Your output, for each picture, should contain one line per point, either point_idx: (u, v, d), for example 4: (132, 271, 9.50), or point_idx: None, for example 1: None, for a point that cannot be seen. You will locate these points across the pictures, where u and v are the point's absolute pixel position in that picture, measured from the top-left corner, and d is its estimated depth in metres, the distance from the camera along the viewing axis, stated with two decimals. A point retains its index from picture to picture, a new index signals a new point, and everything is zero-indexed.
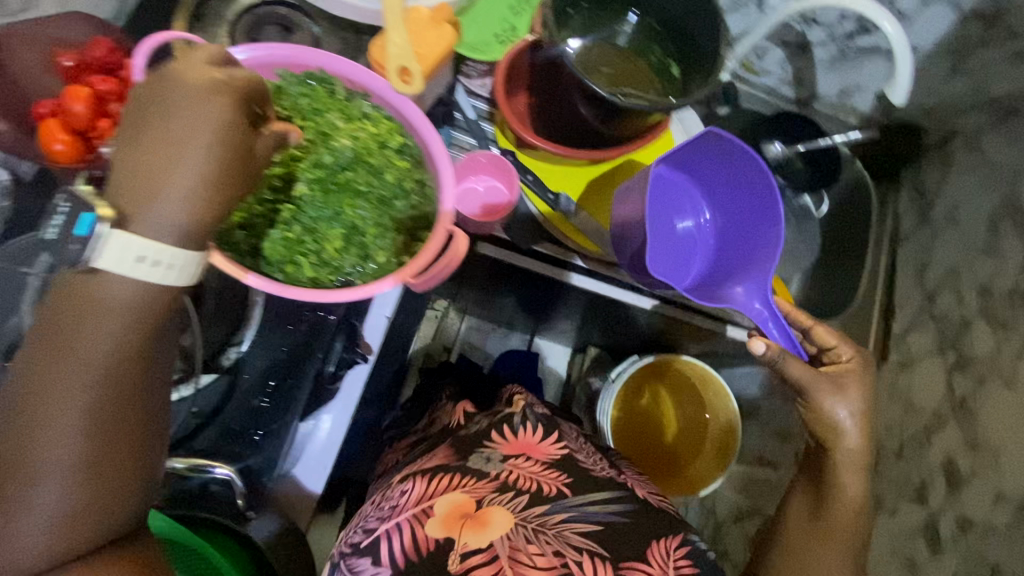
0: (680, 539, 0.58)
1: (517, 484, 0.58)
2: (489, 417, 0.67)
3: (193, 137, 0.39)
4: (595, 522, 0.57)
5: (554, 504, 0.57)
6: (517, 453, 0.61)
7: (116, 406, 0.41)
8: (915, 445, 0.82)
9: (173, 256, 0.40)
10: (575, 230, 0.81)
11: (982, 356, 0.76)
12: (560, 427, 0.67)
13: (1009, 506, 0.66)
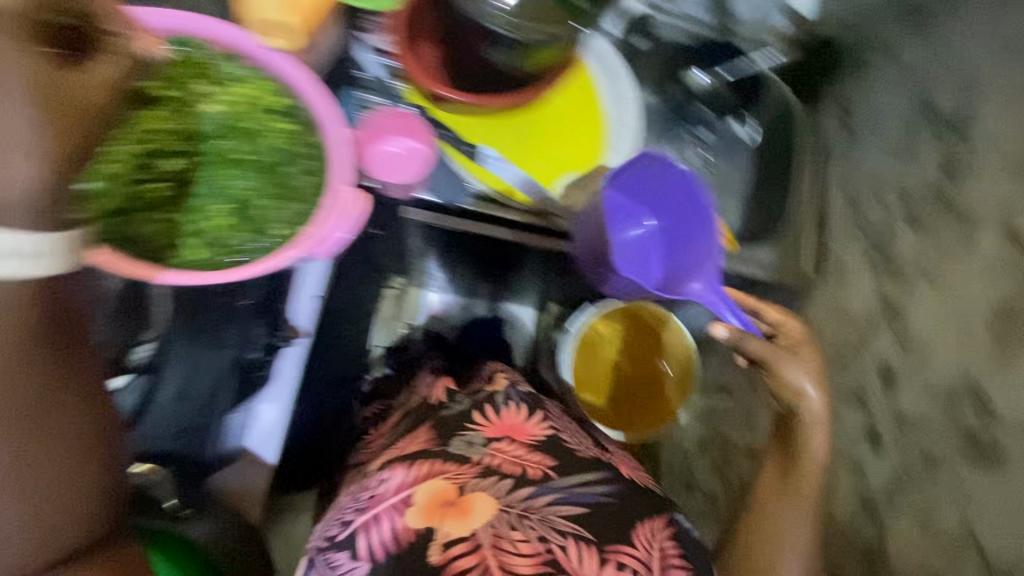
0: (665, 521, 0.66)
1: (501, 466, 0.66)
2: (470, 398, 0.76)
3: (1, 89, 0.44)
4: (579, 506, 0.64)
5: (539, 487, 0.64)
6: (499, 434, 0.70)
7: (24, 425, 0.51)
8: (852, 353, 0.84)
9: (37, 247, 0.46)
10: (497, 180, 0.80)
11: (907, 259, 0.79)
12: (544, 407, 0.76)
13: (940, 397, 0.70)
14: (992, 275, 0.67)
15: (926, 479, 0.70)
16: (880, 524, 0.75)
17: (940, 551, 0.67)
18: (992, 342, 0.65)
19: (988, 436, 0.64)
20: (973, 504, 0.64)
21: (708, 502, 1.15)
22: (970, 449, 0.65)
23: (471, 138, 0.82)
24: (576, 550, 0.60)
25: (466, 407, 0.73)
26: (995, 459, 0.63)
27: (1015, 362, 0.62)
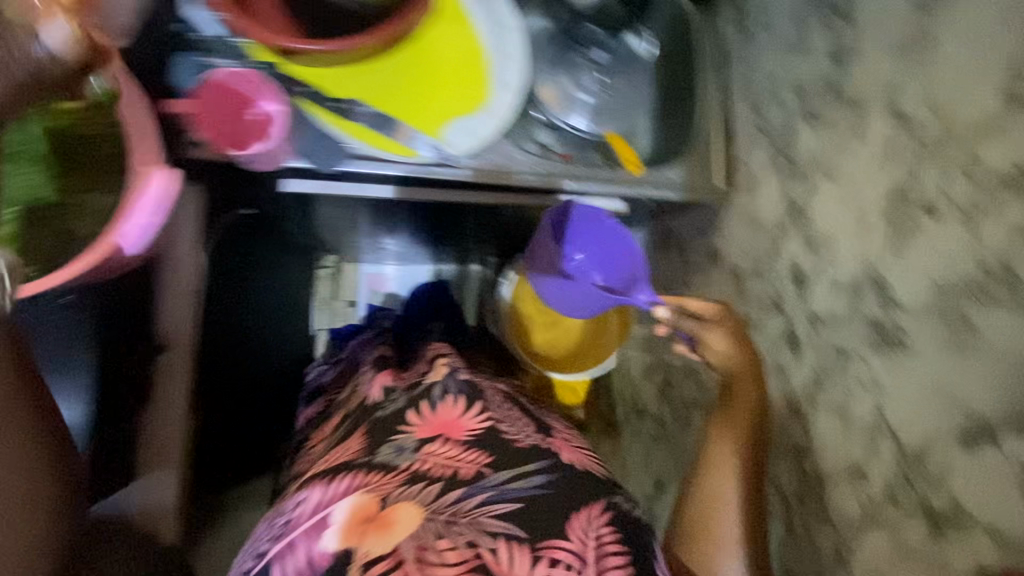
0: (602, 507, 0.61)
1: (429, 471, 0.62)
2: (407, 395, 0.73)
3: None
4: (515, 500, 0.60)
5: (469, 488, 0.60)
6: (432, 433, 0.66)
7: None
8: (767, 260, 0.84)
9: None
10: (376, 137, 0.75)
11: (806, 157, 0.77)
12: (484, 396, 0.72)
13: (845, 291, 0.70)
14: (884, 159, 0.65)
15: (841, 373, 0.70)
16: (805, 423, 0.76)
17: (858, 441, 0.68)
18: (888, 227, 0.64)
19: (892, 321, 0.63)
20: (883, 391, 0.64)
21: (658, 426, 1.17)
22: (877, 338, 0.65)
23: (335, 92, 0.74)
24: (507, 551, 0.55)
25: (401, 406, 0.70)
26: (899, 343, 0.62)
27: (909, 244, 0.62)
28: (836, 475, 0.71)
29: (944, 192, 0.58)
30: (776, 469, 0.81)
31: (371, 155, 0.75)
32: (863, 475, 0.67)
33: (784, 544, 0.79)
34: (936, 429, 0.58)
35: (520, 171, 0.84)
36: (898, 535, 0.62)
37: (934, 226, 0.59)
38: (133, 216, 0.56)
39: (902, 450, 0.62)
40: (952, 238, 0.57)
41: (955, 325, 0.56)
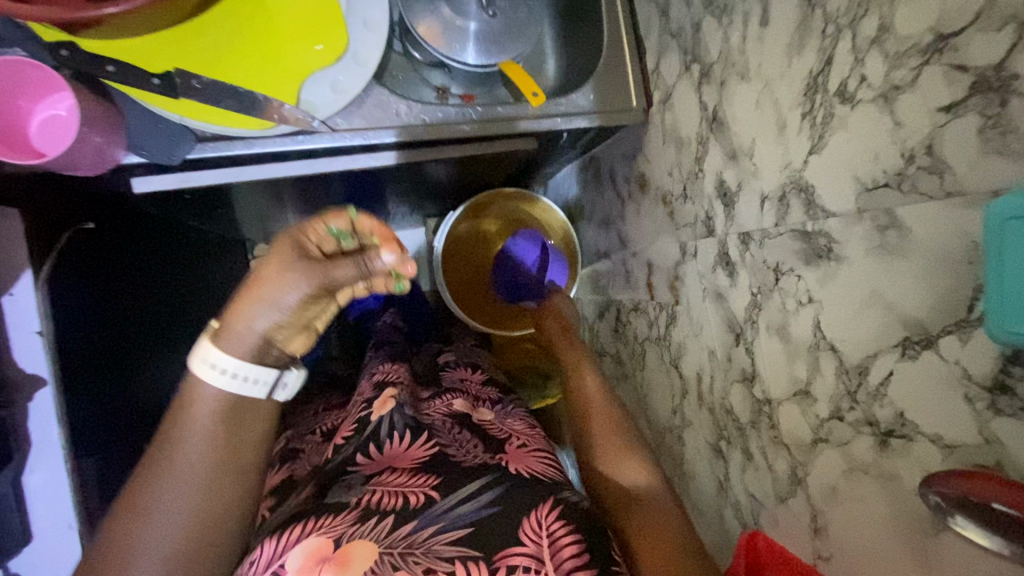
0: (550, 504, 0.59)
1: (379, 503, 0.59)
2: (354, 438, 0.71)
3: (284, 288, 0.53)
4: (468, 523, 0.57)
5: (421, 518, 0.57)
6: (380, 469, 0.65)
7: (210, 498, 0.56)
8: (693, 180, 0.77)
9: (255, 373, 0.56)
10: (232, 118, 0.65)
11: (717, 57, 0.69)
12: (431, 426, 0.71)
13: (772, 204, 0.63)
14: (793, 47, 0.57)
15: (776, 292, 0.65)
16: (749, 348, 0.71)
17: (800, 361, 0.63)
18: (806, 124, 0.57)
19: (819, 229, 0.57)
20: (819, 305, 0.59)
21: (617, 365, 1.13)
22: (808, 251, 0.59)
23: (155, 67, 0.62)
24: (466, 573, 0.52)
25: (348, 452, 0.69)
26: (829, 252, 0.56)
27: (827, 140, 0.55)
28: (784, 398, 0.67)
29: (859, 73, 0.51)
30: (728, 397, 0.78)
31: (228, 134, 0.66)
32: (808, 395, 0.63)
33: (743, 470, 0.77)
34: (874, 339, 0.54)
35: (405, 124, 0.74)
36: (848, 451, 0.59)
37: (852, 114, 0.52)
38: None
39: (842, 365, 0.58)
40: (871, 127, 0.50)
41: (882, 224, 0.50)
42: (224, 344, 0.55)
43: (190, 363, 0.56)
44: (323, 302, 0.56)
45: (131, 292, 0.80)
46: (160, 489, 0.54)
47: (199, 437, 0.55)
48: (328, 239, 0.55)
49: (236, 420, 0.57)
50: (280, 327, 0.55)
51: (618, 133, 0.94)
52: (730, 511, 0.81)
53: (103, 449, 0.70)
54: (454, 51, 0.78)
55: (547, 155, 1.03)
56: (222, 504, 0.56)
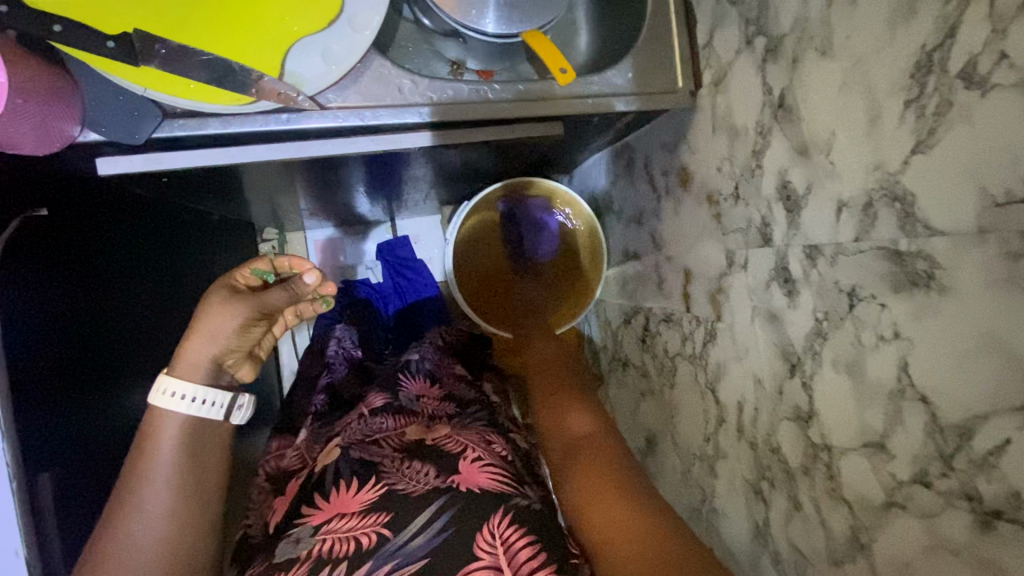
0: (502, 511, 0.52)
1: (330, 551, 0.52)
2: (307, 487, 0.63)
3: (224, 319, 0.58)
4: (424, 555, 0.50)
5: (375, 558, 0.50)
6: (328, 517, 0.56)
7: (189, 518, 0.54)
8: (747, 178, 0.65)
9: (213, 395, 0.57)
10: (187, 88, 0.55)
11: (790, 28, 0.56)
12: (382, 463, 0.61)
13: (852, 213, 0.51)
14: (899, 13, 0.44)
15: (849, 320, 0.53)
16: (807, 382, 0.60)
17: (874, 407, 0.52)
18: (911, 117, 0.44)
19: (918, 249, 0.45)
20: (908, 344, 0.47)
21: (642, 378, 1.02)
22: (897, 275, 0.47)
23: (106, 25, 0.52)
24: None
25: (297, 505, 0.61)
26: (929, 279, 0.44)
27: (940, 136, 0.42)
28: (848, 446, 0.56)
29: (997, 48, 0.38)
30: (774, 434, 0.66)
31: (197, 110, 0.56)
32: (883, 449, 0.52)
33: (789, 519, 0.66)
34: (984, 394, 0.42)
35: (410, 102, 0.63)
36: (932, 525, 0.48)
37: (981, 103, 0.39)
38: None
39: (934, 420, 0.46)
40: (1009, 119, 0.38)
41: (1014, 251, 0.38)
42: (180, 372, 0.57)
43: (148, 399, 0.57)
44: (262, 324, 0.62)
45: (104, 265, 0.71)
46: (125, 534, 0.51)
47: (163, 468, 0.54)
48: (251, 277, 0.64)
49: (197, 450, 0.57)
50: (229, 352, 0.60)
51: (658, 118, 0.82)
52: (769, 562, 0.70)
53: (65, 461, 0.61)
54: (470, 18, 0.66)
55: (574, 141, 0.92)
56: (196, 531, 0.54)
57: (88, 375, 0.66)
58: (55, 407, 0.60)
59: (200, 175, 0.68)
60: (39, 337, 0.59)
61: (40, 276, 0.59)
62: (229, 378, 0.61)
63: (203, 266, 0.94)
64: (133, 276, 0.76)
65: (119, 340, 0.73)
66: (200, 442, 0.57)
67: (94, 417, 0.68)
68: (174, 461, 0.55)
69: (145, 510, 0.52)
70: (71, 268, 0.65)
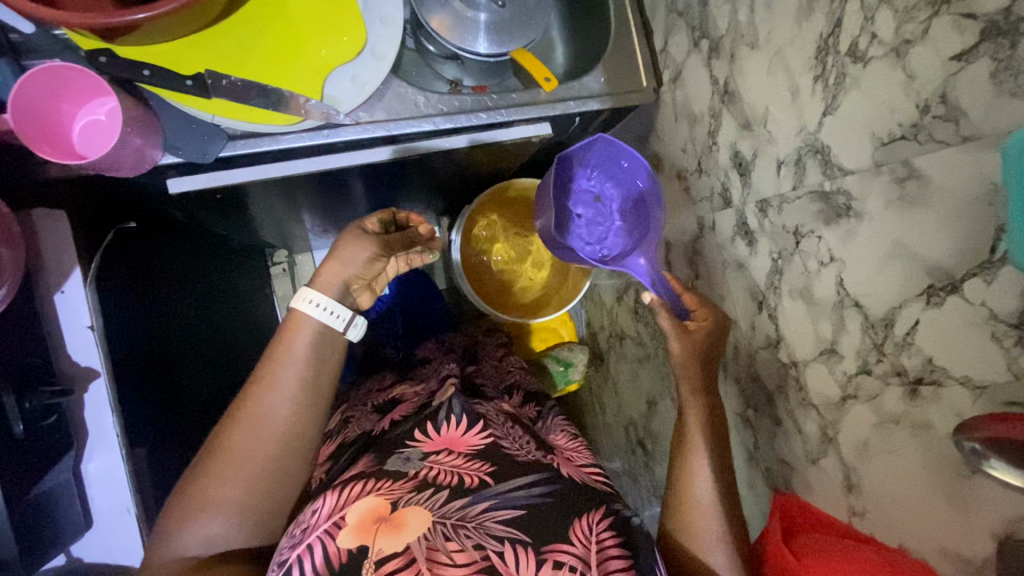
0: (602, 512, 0.62)
1: (436, 478, 0.62)
2: (413, 418, 0.75)
3: (346, 266, 0.69)
4: (519, 507, 0.60)
5: (474, 496, 0.60)
6: (438, 448, 0.68)
7: (309, 403, 0.65)
8: (707, 154, 0.79)
9: (340, 310, 0.68)
10: (251, 111, 0.67)
11: (726, 32, 0.71)
12: (486, 418, 0.75)
13: (789, 169, 0.65)
14: (803, 13, 0.59)
15: (797, 255, 0.66)
16: (773, 314, 0.73)
17: (823, 321, 0.65)
18: (819, 87, 0.59)
19: (838, 188, 0.59)
20: (842, 264, 0.60)
21: (639, 346, 1.14)
22: (826, 211, 0.61)
23: (186, 69, 0.65)
24: (513, 554, 0.55)
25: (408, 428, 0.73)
26: (848, 210, 0.58)
27: (841, 101, 0.56)
28: (810, 358, 0.68)
29: (869, 31, 0.52)
30: (753, 364, 0.79)
31: (254, 132, 0.68)
32: (835, 352, 0.64)
33: (773, 435, 0.78)
34: (897, 288, 0.55)
35: (425, 114, 0.76)
36: (877, 405, 0.60)
37: (864, 73, 0.54)
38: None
39: (867, 319, 0.59)
40: (884, 82, 0.52)
41: (900, 176, 0.52)
42: (320, 286, 0.68)
43: (292, 301, 0.67)
44: (384, 263, 0.73)
45: (170, 247, 0.83)
46: (262, 407, 0.63)
47: (295, 361, 0.65)
48: (376, 222, 0.75)
49: (314, 379, 0.66)
50: (357, 279, 0.70)
51: (629, 115, 0.96)
52: (762, 477, 0.82)
53: (155, 442, 0.70)
54: (467, 42, 0.79)
55: (559, 143, 1.05)
56: (312, 415, 0.66)
57: (170, 349, 0.78)
58: (140, 391, 0.69)
59: (249, 196, 0.81)
60: (129, 325, 0.69)
61: (127, 245, 0.71)
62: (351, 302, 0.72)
63: (229, 277, 1.04)
64: (186, 256, 0.87)
65: (191, 323, 0.85)
66: (316, 358, 0.67)
67: (169, 408, 0.76)
68: (304, 355, 0.66)
69: (279, 390, 0.64)
70: (150, 250, 0.77)
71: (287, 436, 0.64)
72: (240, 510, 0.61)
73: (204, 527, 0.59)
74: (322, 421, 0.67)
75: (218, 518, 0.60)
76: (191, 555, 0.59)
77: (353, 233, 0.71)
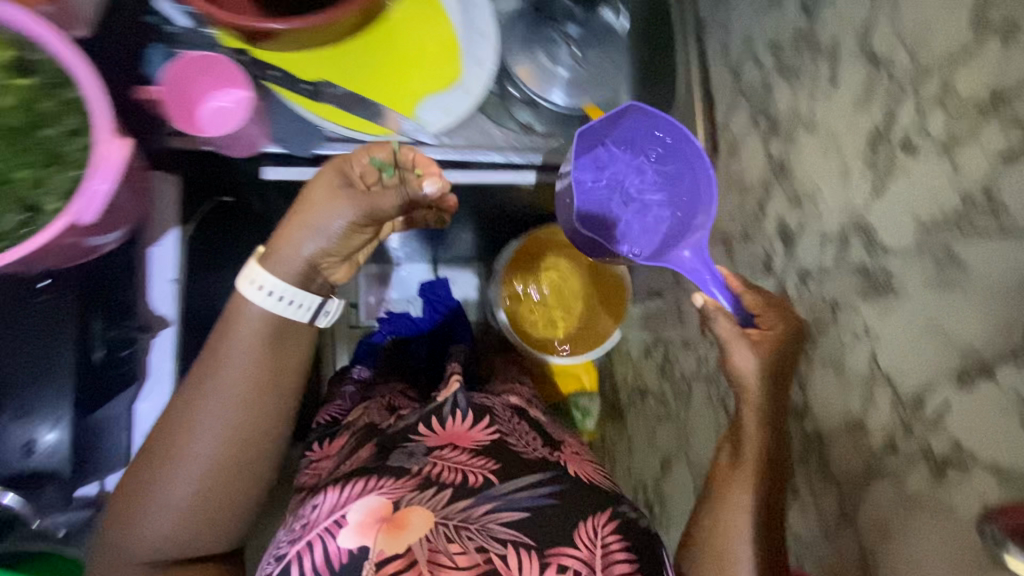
0: (608, 514, 0.64)
1: (440, 476, 0.64)
2: (419, 413, 0.76)
3: (311, 229, 0.59)
4: (522, 509, 0.62)
5: (478, 496, 0.62)
6: (442, 442, 0.70)
7: (256, 404, 0.62)
8: (755, 222, 0.83)
9: (296, 297, 0.61)
10: (353, 120, 0.76)
11: (785, 114, 0.77)
12: (492, 411, 0.76)
13: (832, 243, 0.69)
14: (860, 104, 0.65)
15: (833, 326, 0.69)
16: (803, 382, 0.74)
17: (853, 393, 0.66)
18: (869, 171, 0.63)
19: (879, 266, 0.62)
20: (876, 339, 0.63)
21: (661, 405, 1.15)
22: (867, 286, 0.64)
23: (306, 75, 0.75)
24: (516, 558, 0.58)
25: (414, 421, 0.74)
26: (888, 287, 0.61)
27: (889, 185, 0.61)
28: (836, 431, 0.69)
29: (921, 127, 0.57)
30: None
31: (348, 136, 0.76)
32: (862, 427, 0.65)
33: (789, 507, 0.77)
34: (930, 367, 0.57)
35: (498, 145, 0.83)
36: (901, 484, 0.60)
37: (914, 162, 0.58)
38: (91, 180, 0.57)
39: (898, 396, 0.60)
40: (932, 172, 0.56)
41: (941, 261, 0.55)
42: (270, 265, 0.59)
43: (237, 282, 0.60)
44: (367, 231, 0.61)
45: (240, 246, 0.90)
46: (205, 406, 0.60)
47: (242, 357, 0.61)
48: (369, 169, 0.61)
49: (267, 374, 0.62)
50: (324, 255, 0.60)
51: None
52: None
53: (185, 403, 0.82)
54: (545, 92, 0.86)
55: None
56: (259, 416, 0.62)
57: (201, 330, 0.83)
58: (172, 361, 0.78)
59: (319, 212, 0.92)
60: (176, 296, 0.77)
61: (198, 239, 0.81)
62: (324, 280, 0.63)
63: None
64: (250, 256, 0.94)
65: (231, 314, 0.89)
66: (270, 353, 0.62)
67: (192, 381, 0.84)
68: (254, 349, 0.61)
69: (222, 390, 0.60)
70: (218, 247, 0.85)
71: (230, 438, 0.61)
72: (187, 507, 0.62)
73: (153, 529, 0.61)
74: (273, 420, 0.64)
75: (167, 514, 0.61)
76: (148, 548, 0.62)
77: (325, 179, 0.59)
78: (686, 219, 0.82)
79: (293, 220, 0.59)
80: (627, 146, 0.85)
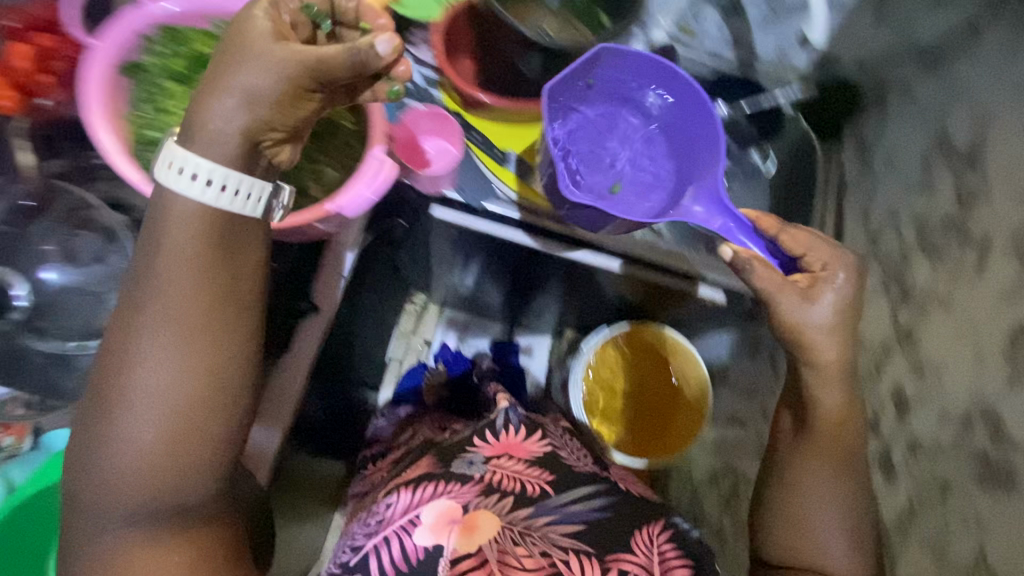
0: (661, 524, 0.67)
1: (501, 483, 0.67)
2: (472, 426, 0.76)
3: (233, 88, 0.46)
4: (580, 523, 0.65)
5: (538, 507, 0.65)
6: (498, 452, 0.71)
7: (213, 297, 0.48)
8: (869, 378, 0.86)
9: (227, 176, 0.47)
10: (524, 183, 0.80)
11: (921, 289, 0.80)
12: (543, 426, 0.77)
13: (953, 422, 0.70)
14: (1005, 300, 0.66)
15: (942, 507, 0.69)
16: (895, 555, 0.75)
17: None
18: (1006, 365, 0.64)
19: (1003, 460, 0.62)
20: (987, 531, 0.63)
21: (716, 536, 1.13)
22: (985, 475, 0.64)
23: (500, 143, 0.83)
24: (579, 563, 0.61)
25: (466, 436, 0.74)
26: (1011, 484, 0.61)
27: None
28: None
29: None
30: None
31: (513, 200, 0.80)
32: None
33: None
34: None
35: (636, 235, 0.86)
36: None
37: None
38: (360, 185, 0.62)
39: None
40: None
41: None
42: (195, 144, 0.47)
43: (156, 167, 0.48)
44: (312, 90, 0.49)
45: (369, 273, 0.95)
46: (153, 305, 0.48)
47: (188, 237, 0.48)
48: (301, 16, 0.52)
49: (228, 251, 0.49)
50: (266, 126, 0.48)
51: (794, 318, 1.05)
52: None
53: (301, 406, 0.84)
54: None
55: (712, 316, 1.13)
56: (218, 309, 0.49)
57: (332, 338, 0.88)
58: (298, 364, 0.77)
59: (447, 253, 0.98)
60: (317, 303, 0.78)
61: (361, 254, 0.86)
62: (267, 159, 0.51)
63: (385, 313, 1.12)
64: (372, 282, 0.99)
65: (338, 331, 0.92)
66: (234, 233, 0.50)
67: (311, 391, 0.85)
68: (207, 229, 0.48)
69: (166, 285, 0.47)
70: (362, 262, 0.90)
71: (182, 343, 0.48)
72: (150, 446, 0.48)
73: (119, 471, 0.48)
74: (234, 321, 0.50)
75: (128, 455, 0.48)
76: (118, 499, 0.49)
77: (245, 26, 0.48)
78: (690, 164, 0.74)
79: (221, 80, 0.46)
80: (628, 107, 0.78)
